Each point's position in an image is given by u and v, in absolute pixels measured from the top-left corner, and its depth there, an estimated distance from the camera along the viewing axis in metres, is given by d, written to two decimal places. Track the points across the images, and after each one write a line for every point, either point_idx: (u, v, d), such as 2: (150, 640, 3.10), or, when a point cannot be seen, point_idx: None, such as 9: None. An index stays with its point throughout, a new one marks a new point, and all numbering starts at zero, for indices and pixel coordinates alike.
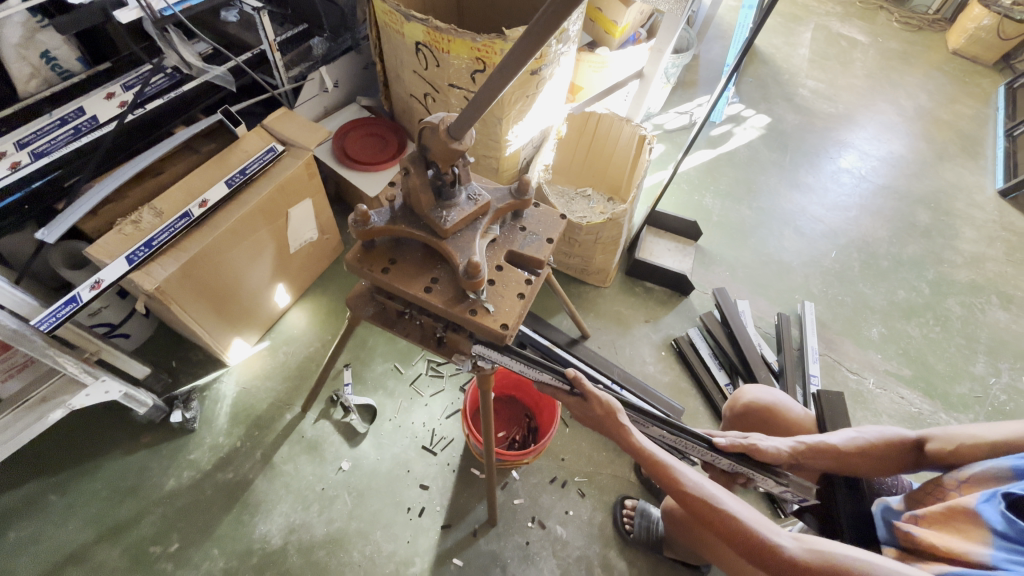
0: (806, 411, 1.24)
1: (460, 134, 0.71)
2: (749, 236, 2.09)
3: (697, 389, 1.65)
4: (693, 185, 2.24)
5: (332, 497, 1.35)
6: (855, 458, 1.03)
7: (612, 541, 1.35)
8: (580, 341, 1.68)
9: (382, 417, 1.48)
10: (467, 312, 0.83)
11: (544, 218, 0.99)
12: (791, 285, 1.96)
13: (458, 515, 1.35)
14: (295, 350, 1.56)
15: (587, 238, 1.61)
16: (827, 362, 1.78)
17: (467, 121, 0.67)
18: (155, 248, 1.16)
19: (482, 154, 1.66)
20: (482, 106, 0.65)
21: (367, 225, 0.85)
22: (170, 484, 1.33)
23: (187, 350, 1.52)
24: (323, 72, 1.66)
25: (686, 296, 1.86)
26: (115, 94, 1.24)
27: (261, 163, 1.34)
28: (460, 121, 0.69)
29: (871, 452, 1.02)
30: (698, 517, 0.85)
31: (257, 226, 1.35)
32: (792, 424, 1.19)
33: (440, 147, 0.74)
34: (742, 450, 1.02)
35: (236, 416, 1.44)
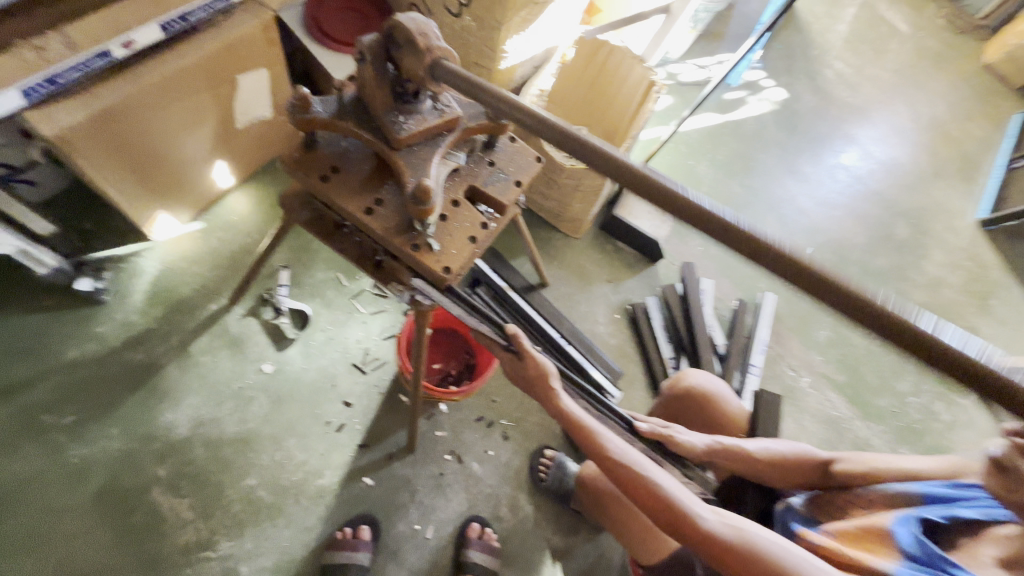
0: (741, 406, 1.24)
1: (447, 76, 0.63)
2: (732, 214, 2.02)
3: (641, 357, 1.65)
4: (690, 149, 2.11)
5: (247, 398, 1.29)
6: (766, 467, 1.05)
7: (524, 486, 1.38)
8: (538, 288, 1.62)
9: (315, 326, 1.40)
10: (408, 247, 0.73)
11: (518, 155, 0.87)
12: (758, 272, 1.94)
13: (377, 437, 1.33)
14: (230, 237, 1.43)
15: (568, 183, 1.50)
16: (771, 354, 1.81)
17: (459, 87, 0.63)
18: (61, 86, 0.97)
19: (473, 62, 1.45)
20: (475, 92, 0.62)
21: (308, 114, 0.71)
22: (71, 354, 1.23)
23: (107, 214, 1.36)
24: None
25: (654, 263, 1.80)
26: None
27: (207, 12, 1.11)
28: (453, 76, 0.62)
29: (784, 465, 1.04)
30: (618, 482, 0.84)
31: (196, 89, 1.16)
32: (724, 416, 1.20)
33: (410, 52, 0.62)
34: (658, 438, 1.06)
35: (154, 296, 1.32)
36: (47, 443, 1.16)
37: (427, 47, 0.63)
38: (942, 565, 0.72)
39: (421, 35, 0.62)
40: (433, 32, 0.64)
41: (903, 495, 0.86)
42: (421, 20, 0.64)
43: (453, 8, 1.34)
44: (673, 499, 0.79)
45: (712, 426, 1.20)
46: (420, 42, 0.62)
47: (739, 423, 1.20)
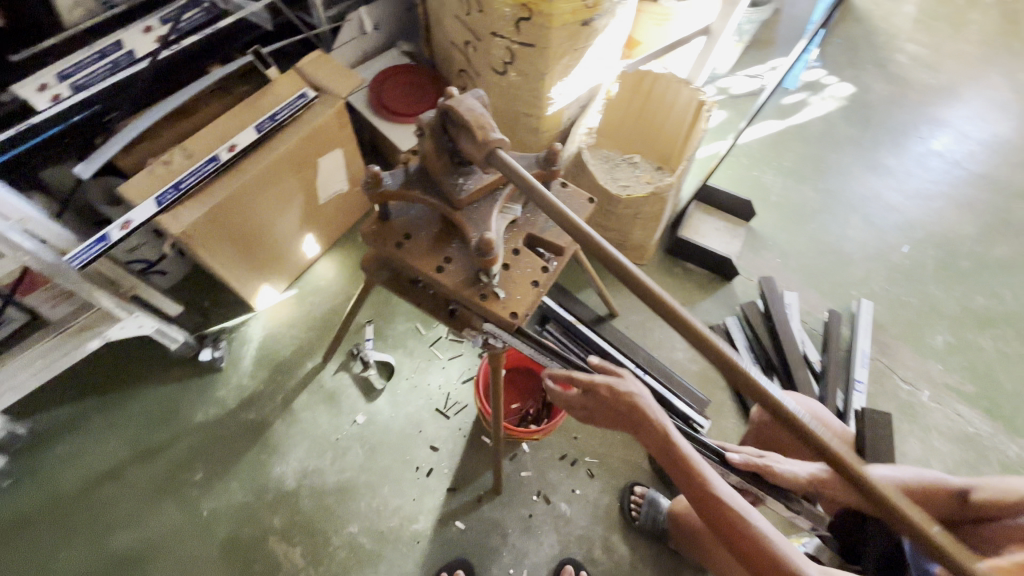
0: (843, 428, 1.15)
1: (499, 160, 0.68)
2: (809, 220, 1.90)
3: (727, 381, 1.56)
4: (753, 160, 2.03)
5: (344, 448, 1.39)
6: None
7: (617, 525, 1.34)
8: (608, 319, 1.61)
9: (399, 375, 1.49)
10: (476, 296, 0.78)
11: (572, 200, 0.90)
12: (849, 279, 1.79)
13: (465, 480, 1.37)
14: (321, 301, 1.58)
15: (626, 212, 1.50)
16: (878, 368, 1.64)
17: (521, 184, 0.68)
18: (183, 191, 1.16)
19: (522, 112, 1.54)
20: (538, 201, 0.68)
21: (379, 188, 0.79)
22: (198, 418, 1.40)
23: (220, 291, 1.56)
24: (363, 13, 1.58)
25: (728, 281, 1.73)
26: (153, 28, 1.22)
27: (291, 110, 1.29)
28: (506, 168, 0.68)
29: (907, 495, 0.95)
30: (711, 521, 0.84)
31: (286, 176, 1.33)
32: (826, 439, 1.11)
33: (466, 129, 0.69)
34: (754, 470, 1.02)
35: (262, 360, 1.48)
36: (183, 498, 1.31)
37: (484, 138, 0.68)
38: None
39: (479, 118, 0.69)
40: (489, 123, 0.70)
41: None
42: (476, 104, 0.71)
43: (498, 67, 1.44)
44: (776, 547, 0.79)
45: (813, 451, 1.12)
46: (476, 127, 0.68)
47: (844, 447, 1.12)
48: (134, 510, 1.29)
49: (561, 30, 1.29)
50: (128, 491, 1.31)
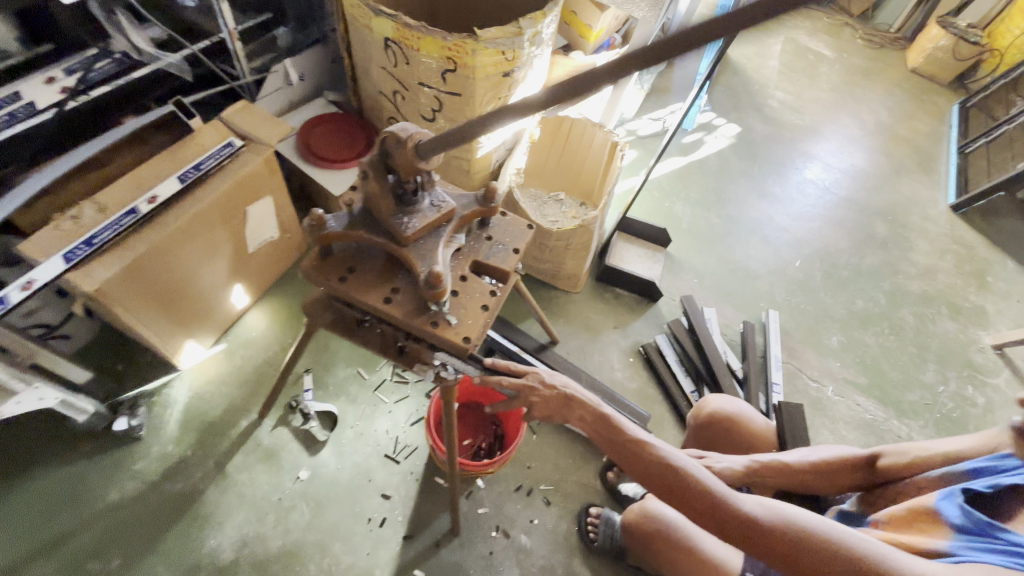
0: (766, 421, 1.26)
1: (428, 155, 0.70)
2: (717, 243, 2.12)
3: (664, 396, 1.67)
4: (664, 193, 2.24)
5: (288, 508, 1.30)
6: (803, 474, 1.05)
7: (577, 549, 1.36)
8: (549, 347, 1.67)
9: (344, 424, 1.44)
10: (428, 325, 0.80)
11: (511, 228, 0.96)
12: (756, 293, 2.00)
13: (421, 525, 1.33)
14: (253, 353, 1.50)
15: (558, 244, 1.59)
16: (789, 369, 1.83)
17: (440, 148, 0.67)
18: (97, 246, 1.09)
19: (452, 156, 1.62)
20: (459, 139, 0.65)
21: (324, 230, 0.81)
22: (113, 496, 1.25)
23: (136, 353, 1.43)
24: (288, 65, 1.60)
25: (655, 302, 1.87)
26: (56, 79, 1.18)
27: (216, 159, 1.27)
28: (432, 142, 0.68)
29: (825, 470, 1.04)
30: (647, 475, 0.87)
31: (213, 225, 1.29)
32: (754, 434, 1.21)
33: (404, 159, 0.72)
34: None
35: (188, 423, 1.37)
36: None
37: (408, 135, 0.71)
38: (992, 532, 0.73)
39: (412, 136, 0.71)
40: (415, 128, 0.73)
41: (950, 475, 0.88)
42: (408, 126, 0.74)
43: (427, 115, 1.51)
44: (711, 489, 0.82)
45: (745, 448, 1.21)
46: (404, 136, 0.71)
47: (769, 439, 1.22)
48: None
49: (484, 81, 1.39)
50: None
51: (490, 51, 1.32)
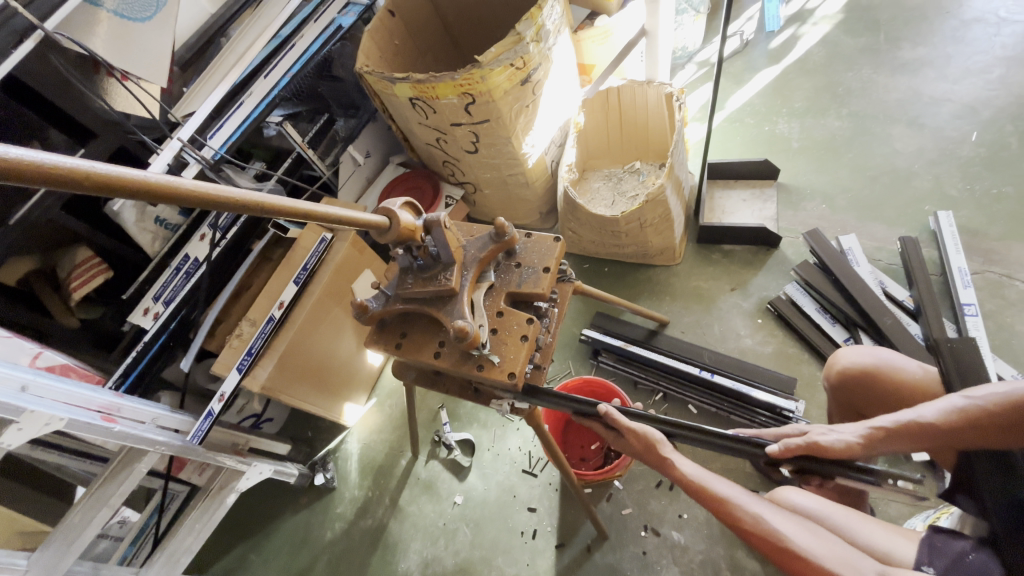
0: (925, 367, 1.00)
1: (385, 233, 0.75)
2: (846, 150, 1.73)
3: (810, 352, 1.44)
4: (760, 115, 1.89)
5: (453, 530, 1.48)
6: (943, 429, 0.85)
7: (738, 540, 1.28)
8: (659, 331, 1.57)
9: (481, 448, 1.58)
10: (475, 370, 0.85)
11: (538, 247, 0.97)
12: (917, 194, 1.59)
13: (570, 532, 1.39)
14: (398, 400, 1.75)
15: (632, 226, 1.50)
16: (991, 279, 1.41)
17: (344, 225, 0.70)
18: (255, 354, 1.38)
19: (507, 174, 1.65)
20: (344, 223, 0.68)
21: (367, 312, 0.90)
22: (328, 535, 1.57)
23: (318, 419, 1.78)
24: (351, 150, 1.83)
25: (776, 247, 1.62)
26: (205, 234, 1.53)
27: (317, 256, 1.50)
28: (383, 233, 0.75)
29: (966, 420, 0.84)
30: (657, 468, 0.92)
31: (330, 309, 1.55)
32: (904, 387, 0.98)
33: (397, 239, 0.76)
34: (802, 451, 0.91)
35: (364, 470, 1.65)
36: None
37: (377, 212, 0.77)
38: None
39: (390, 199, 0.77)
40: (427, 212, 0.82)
41: None
42: (402, 202, 0.78)
43: (469, 148, 1.58)
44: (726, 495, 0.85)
45: (890, 400, 0.99)
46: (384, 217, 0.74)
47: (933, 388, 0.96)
48: None
49: (506, 97, 1.40)
50: None
51: (500, 69, 1.32)
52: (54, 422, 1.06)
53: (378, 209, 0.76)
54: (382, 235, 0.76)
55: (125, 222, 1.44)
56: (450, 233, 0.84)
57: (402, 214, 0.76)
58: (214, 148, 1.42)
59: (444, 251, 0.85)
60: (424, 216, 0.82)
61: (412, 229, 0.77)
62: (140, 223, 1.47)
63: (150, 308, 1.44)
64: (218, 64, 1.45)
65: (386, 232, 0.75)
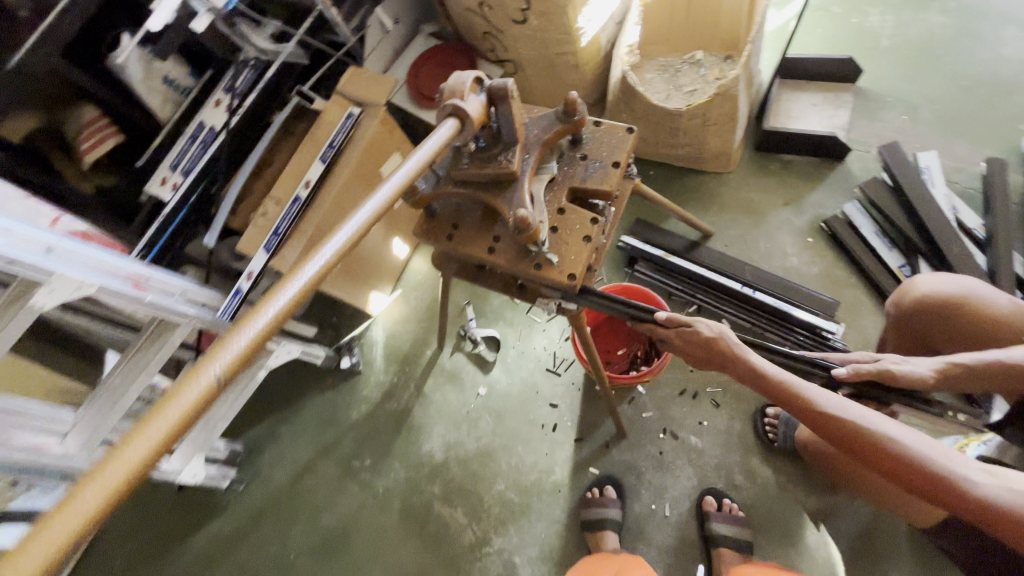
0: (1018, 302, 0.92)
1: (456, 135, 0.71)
2: (943, 53, 1.51)
3: (860, 277, 1.38)
4: (849, 4, 1.64)
5: (476, 419, 1.54)
6: None
7: (755, 449, 1.32)
8: (701, 242, 1.49)
9: (506, 345, 1.58)
10: (533, 268, 0.80)
11: (607, 137, 0.87)
12: (1013, 111, 1.42)
13: (590, 429, 1.44)
14: (423, 293, 1.73)
15: (693, 123, 1.36)
16: None
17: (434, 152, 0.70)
18: (282, 235, 1.33)
19: (556, 54, 1.47)
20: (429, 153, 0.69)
21: (416, 195, 0.83)
22: (354, 414, 1.64)
23: (341, 307, 1.78)
24: (379, 13, 1.60)
25: (840, 161, 1.49)
26: (221, 100, 1.39)
27: (344, 133, 1.39)
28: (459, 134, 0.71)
29: None
30: (716, 364, 0.85)
31: (359, 193, 1.46)
32: (988, 322, 0.91)
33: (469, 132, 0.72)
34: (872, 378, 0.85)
35: (389, 357, 1.68)
36: (361, 481, 1.55)
37: (443, 110, 0.70)
38: None
39: (458, 90, 0.69)
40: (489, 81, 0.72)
41: None
42: (468, 81, 0.71)
43: (517, 18, 1.38)
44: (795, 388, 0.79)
45: (971, 334, 0.93)
46: (456, 114, 0.69)
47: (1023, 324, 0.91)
48: (327, 497, 1.56)
49: None
50: (319, 482, 1.58)
51: None
52: (85, 287, 1.01)
53: (444, 106, 0.70)
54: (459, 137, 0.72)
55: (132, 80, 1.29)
56: (517, 109, 0.75)
57: (472, 105, 0.70)
58: None
59: (508, 129, 0.75)
60: (488, 85, 0.72)
61: (484, 119, 0.72)
62: (148, 81, 1.32)
63: (167, 178, 1.37)
64: None
65: (462, 135, 0.72)
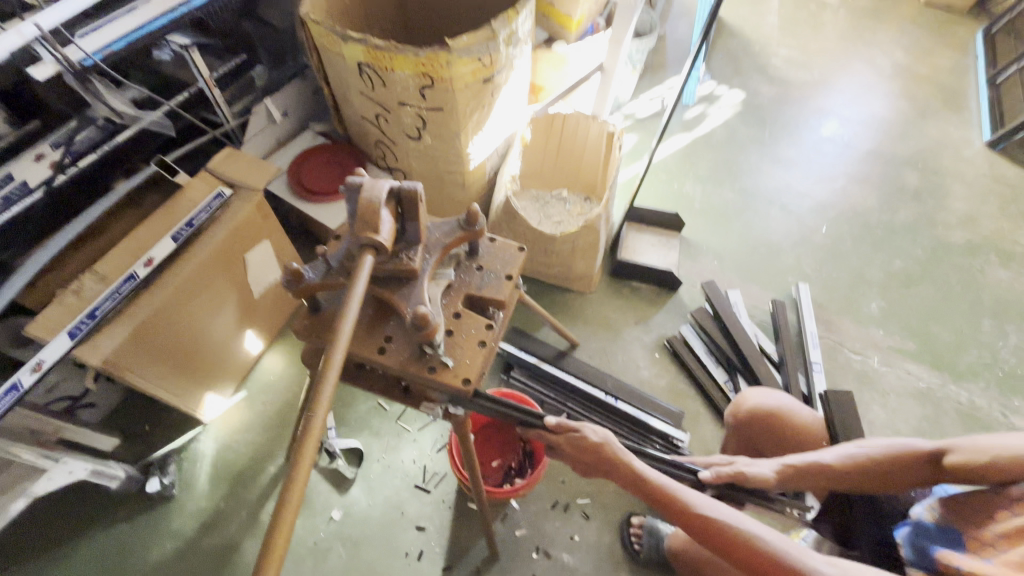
0: (814, 414, 1.17)
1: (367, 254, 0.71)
2: (735, 219, 2.01)
3: (697, 389, 1.60)
4: (672, 173, 2.11)
5: (325, 551, 1.29)
6: (843, 474, 0.97)
7: (623, 563, 1.32)
8: (569, 353, 1.60)
9: (370, 458, 1.42)
10: (426, 370, 0.77)
11: (502, 252, 0.93)
12: (783, 266, 1.90)
13: (460, 554, 1.30)
14: (274, 397, 1.50)
15: (564, 247, 1.54)
16: (828, 344, 1.73)
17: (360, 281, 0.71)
18: (100, 317, 1.09)
19: (445, 171, 1.58)
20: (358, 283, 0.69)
21: (301, 283, 0.78)
22: (154, 557, 1.26)
23: (160, 412, 1.44)
24: (268, 104, 1.56)
25: (675, 291, 1.79)
26: (45, 154, 1.17)
27: (208, 212, 1.24)
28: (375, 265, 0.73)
29: (862, 468, 0.95)
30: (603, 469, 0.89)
31: (213, 278, 1.28)
32: (795, 428, 1.13)
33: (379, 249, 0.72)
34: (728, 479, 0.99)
35: (218, 476, 1.37)
36: None
37: (357, 236, 0.71)
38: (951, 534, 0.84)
39: (372, 206, 0.69)
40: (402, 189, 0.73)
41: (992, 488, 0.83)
42: (383, 191, 0.71)
43: (412, 134, 1.48)
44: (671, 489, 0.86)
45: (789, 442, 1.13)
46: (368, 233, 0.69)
47: (818, 433, 1.14)
48: None
49: (465, 91, 1.35)
50: None
51: (466, 60, 1.27)
52: None
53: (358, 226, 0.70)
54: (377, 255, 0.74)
55: None
56: (423, 215, 0.77)
57: (385, 224, 0.71)
58: (87, 52, 1.12)
59: (413, 230, 0.77)
60: (399, 189, 0.73)
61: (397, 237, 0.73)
62: None
63: None
64: None
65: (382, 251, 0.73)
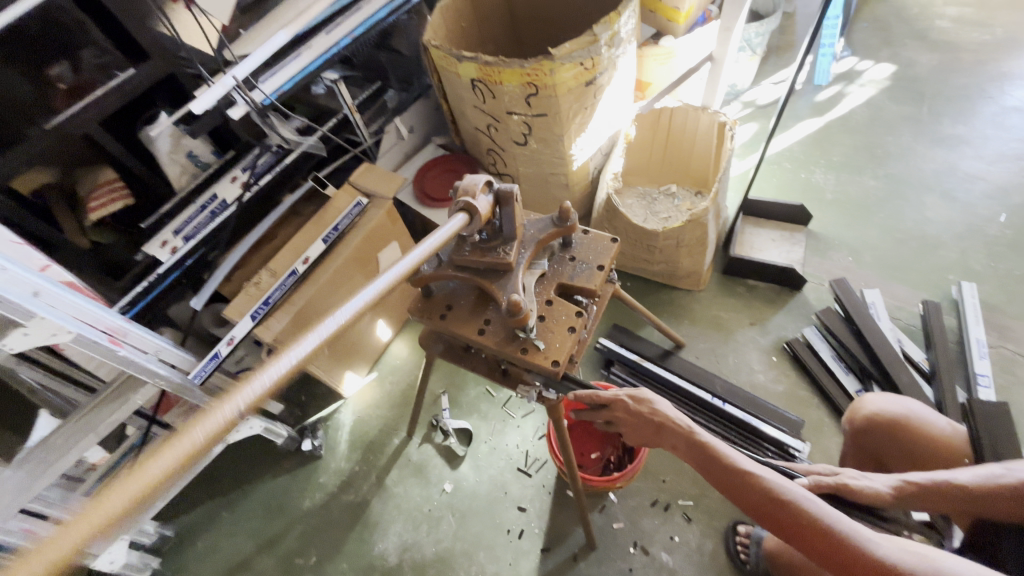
0: (954, 426, 1.03)
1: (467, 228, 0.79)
2: (878, 209, 1.77)
3: (821, 398, 1.45)
4: (798, 162, 1.93)
5: (437, 518, 1.45)
6: (978, 495, 0.87)
7: (727, 572, 1.26)
8: (674, 352, 1.57)
9: (478, 439, 1.55)
10: (519, 352, 0.85)
11: (594, 245, 0.98)
12: (942, 263, 1.63)
13: (557, 538, 1.36)
14: (399, 379, 1.71)
15: (668, 244, 1.51)
16: (1003, 355, 1.44)
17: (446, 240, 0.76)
18: (271, 305, 1.36)
19: (550, 173, 1.66)
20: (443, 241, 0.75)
21: (418, 274, 0.90)
22: (307, 504, 1.52)
23: (313, 385, 1.74)
24: (397, 123, 1.81)
25: (799, 290, 1.64)
26: (238, 177, 1.50)
27: (349, 219, 1.48)
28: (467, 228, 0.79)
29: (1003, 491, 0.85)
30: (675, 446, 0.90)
31: (353, 274, 1.52)
32: (930, 439, 1.02)
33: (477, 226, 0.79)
34: (827, 489, 0.97)
35: (354, 443, 1.60)
36: None
37: (456, 205, 0.79)
38: None
39: (471, 190, 0.78)
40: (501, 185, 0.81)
41: None
42: (481, 182, 0.79)
43: (519, 140, 1.58)
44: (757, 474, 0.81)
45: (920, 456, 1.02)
46: (466, 208, 0.77)
47: (962, 448, 0.99)
48: None
49: (569, 95, 1.40)
50: None
51: (569, 66, 1.33)
52: (61, 335, 1.00)
53: (457, 200, 0.78)
54: (468, 228, 0.80)
55: (158, 151, 1.38)
56: (518, 211, 0.84)
57: (482, 203, 0.79)
58: (265, 93, 1.40)
59: (509, 226, 0.85)
60: (498, 188, 0.82)
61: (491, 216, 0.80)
62: (172, 154, 1.41)
63: (168, 241, 1.40)
64: (279, 14, 1.43)
65: (470, 226, 0.79)
